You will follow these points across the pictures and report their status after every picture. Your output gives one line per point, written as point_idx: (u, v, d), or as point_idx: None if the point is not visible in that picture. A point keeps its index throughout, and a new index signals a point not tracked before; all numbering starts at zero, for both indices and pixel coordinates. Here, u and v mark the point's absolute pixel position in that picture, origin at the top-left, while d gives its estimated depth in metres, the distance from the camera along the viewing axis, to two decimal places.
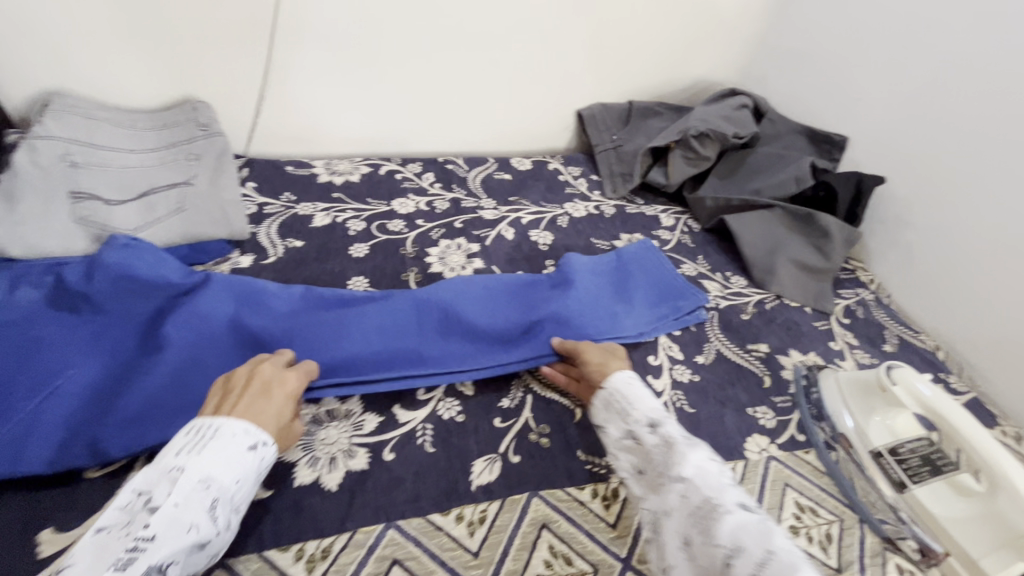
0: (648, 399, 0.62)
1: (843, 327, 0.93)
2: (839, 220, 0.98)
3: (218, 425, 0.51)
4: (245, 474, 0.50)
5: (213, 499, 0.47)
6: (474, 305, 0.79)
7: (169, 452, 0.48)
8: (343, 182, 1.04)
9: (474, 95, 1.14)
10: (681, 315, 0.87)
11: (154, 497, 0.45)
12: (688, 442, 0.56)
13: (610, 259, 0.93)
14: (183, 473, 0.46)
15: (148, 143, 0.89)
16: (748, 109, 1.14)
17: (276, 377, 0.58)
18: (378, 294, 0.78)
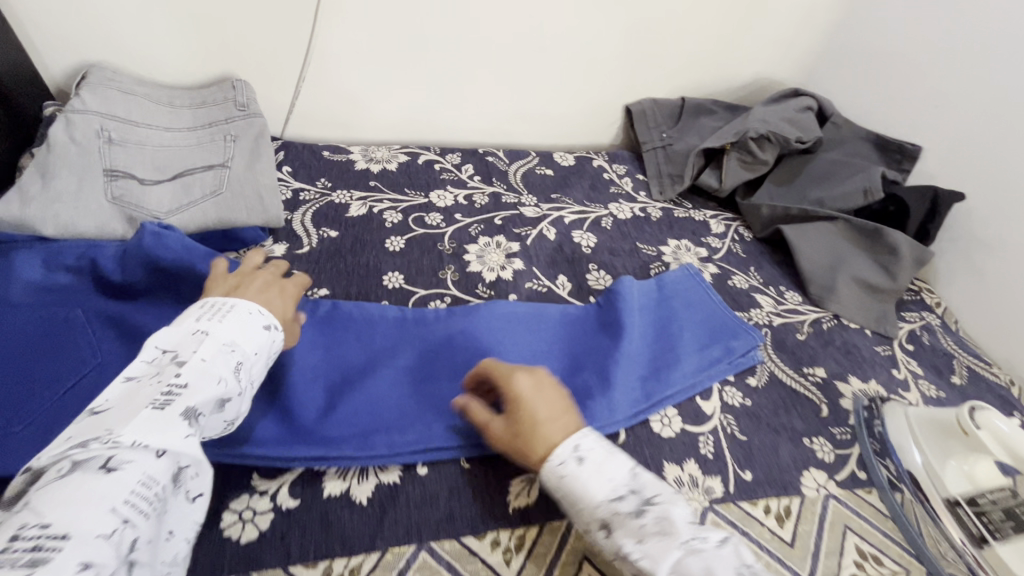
0: (593, 486, 0.49)
1: (907, 355, 0.86)
2: (910, 238, 0.90)
3: (232, 305, 0.54)
4: (262, 347, 0.53)
5: (237, 362, 0.50)
6: (509, 345, 0.72)
7: (189, 320, 0.51)
8: (380, 170, 1.01)
9: (519, 84, 1.08)
10: (735, 357, 0.78)
11: (182, 353, 0.47)
12: (653, 544, 0.45)
13: (656, 288, 0.85)
14: (210, 336, 0.49)
15: (184, 122, 0.87)
16: (812, 112, 1.06)
17: (277, 282, 0.62)
18: (411, 334, 0.71)
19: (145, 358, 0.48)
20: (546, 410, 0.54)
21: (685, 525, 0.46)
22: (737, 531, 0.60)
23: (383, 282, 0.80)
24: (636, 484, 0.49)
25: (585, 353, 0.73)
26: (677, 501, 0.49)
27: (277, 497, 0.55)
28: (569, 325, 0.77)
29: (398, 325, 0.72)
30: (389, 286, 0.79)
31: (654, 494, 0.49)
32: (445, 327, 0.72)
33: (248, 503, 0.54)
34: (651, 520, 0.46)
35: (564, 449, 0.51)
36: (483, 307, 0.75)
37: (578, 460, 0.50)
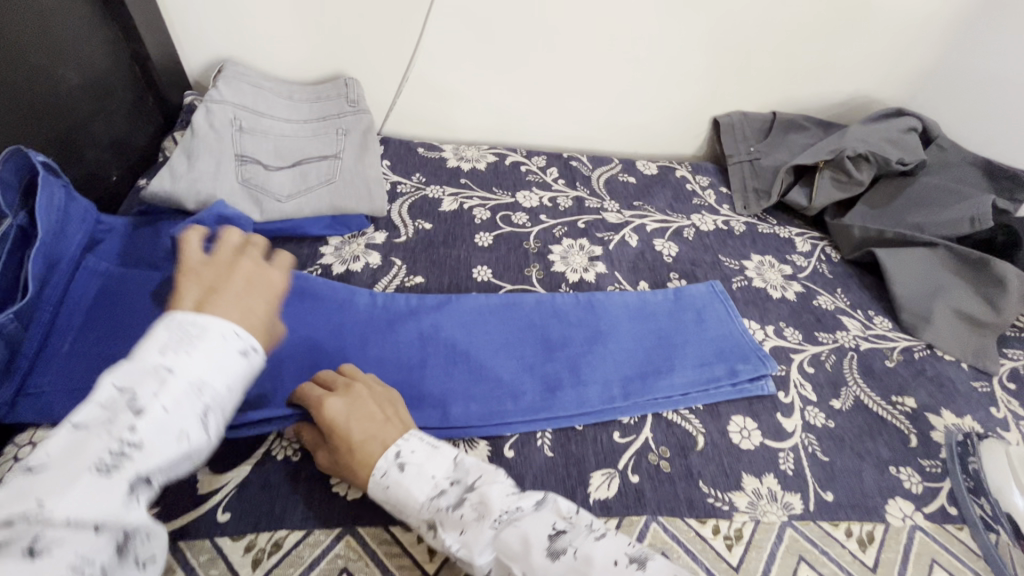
0: (416, 488, 0.51)
1: (1007, 393, 0.81)
2: (1020, 270, 0.86)
3: (206, 325, 0.46)
4: (236, 381, 0.46)
5: (205, 406, 0.43)
6: (482, 335, 0.74)
7: (153, 348, 0.43)
8: (470, 169, 1.06)
9: (609, 93, 1.11)
10: (739, 381, 0.74)
11: (137, 397, 0.40)
12: (471, 531, 0.48)
13: (667, 300, 0.84)
14: (174, 375, 0.42)
15: (302, 114, 0.95)
16: (916, 133, 1.02)
17: (258, 273, 0.55)
18: (427, 321, 0.74)
19: (95, 395, 0.40)
20: (360, 427, 0.54)
21: (499, 499, 0.50)
22: (816, 549, 0.60)
23: (473, 275, 0.84)
24: (458, 475, 0.52)
25: (560, 345, 0.75)
26: (496, 475, 0.53)
27: None
28: (544, 314, 0.78)
29: (425, 312, 0.75)
30: (479, 279, 0.84)
31: (475, 479, 0.52)
32: (424, 309, 0.75)
33: None
34: (468, 507, 0.50)
35: (384, 458, 0.52)
36: (457, 296, 0.78)
37: (400, 467, 0.52)
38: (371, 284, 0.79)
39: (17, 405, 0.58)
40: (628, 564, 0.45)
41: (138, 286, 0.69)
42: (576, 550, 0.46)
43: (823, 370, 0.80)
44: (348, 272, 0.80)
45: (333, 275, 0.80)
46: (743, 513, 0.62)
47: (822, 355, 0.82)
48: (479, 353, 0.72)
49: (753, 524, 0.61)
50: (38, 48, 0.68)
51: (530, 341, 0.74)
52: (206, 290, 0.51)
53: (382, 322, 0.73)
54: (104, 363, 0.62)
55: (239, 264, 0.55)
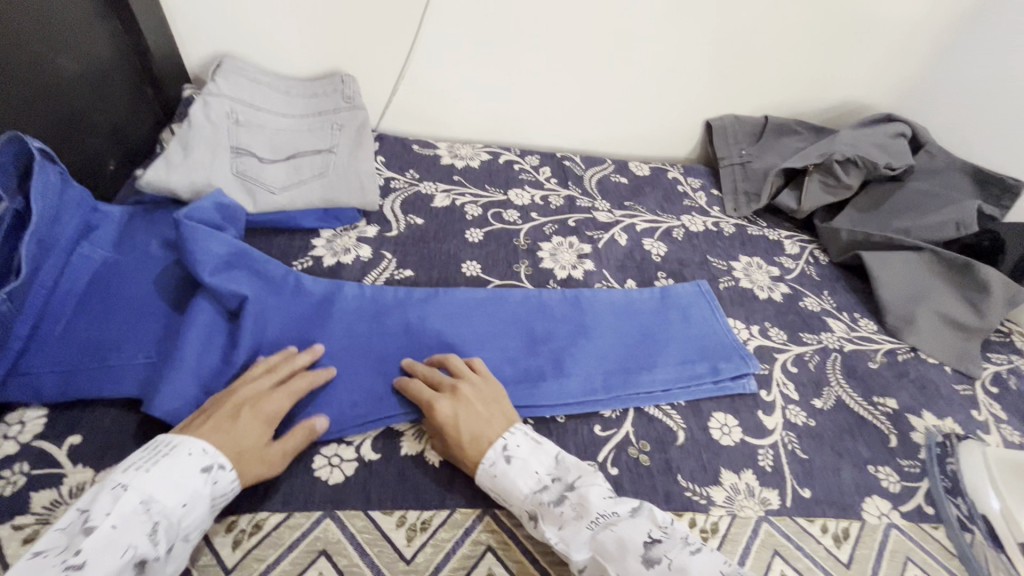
0: (520, 482, 0.56)
1: (988, 396, 0.82)
2: (1004, 275, 0.86)
3: (172, 446, 0.52)
4: (193, 496, 0.50)
5: (155, 521, 0.47)
6: (467, 326, 0.75)
7: (119, 470, 0.49)
8: (463, 166, 1.07)
9: (603, 94, 1.12)
10: (722, 379, 0.75)
11: (91, 516, 0.46)
12: (569, 527, 0.52)
13: (654, 298, 0.85)
14: (126, 491, 0.47)
15: (298, 109, 0.96)
16: (904, 138, 1.04)
17: (247, 399, 0.58)
18: (415, 311, 0.75)
19: (58, 527, 0.46)
20: (469, 427, 0.59)
21: (598, 502, 0.53)
22: (792, 544, 0.60)
23: (462, 270, 0.85)
24: (559, 474, 0.57)
25: (544, 338, 0.76)
26: (596, 479, 0.56)
27: (361, 449, 0.61)
28: (529, 308, 0.79)
29: (414, 302, 0.76)
30: (467, 274, 0.85)
31: (575, 479, 0.56)
32: (410, 298, 0.76)
33: (335, 452, 0.61)
34: (569, 505, 0.54)
35: (494, 453, 0.57)
36: (444, 287, 0.79)
37: (507, 460, 0.57)
38: (361, 276, 0.80)
39: (8, 383, 0.59)
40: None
41: (132, 273, 0.70)
42: (670, 560, 0.48)
43: (806, 370, 0.80)
44: (338, 264, 0.81)
45: (324, 266, 0.81)
46: (720, 508, 0.62)
47: (806, 355, 0.83)
48: (463, 343, 0.73)
49: (729, 518, 0.61)
50: (39, 37, 0.70)
51: (513, 333, 0.76)
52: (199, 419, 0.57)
53: (369, 312, 0.74)
54: (96, 347, 0.63)
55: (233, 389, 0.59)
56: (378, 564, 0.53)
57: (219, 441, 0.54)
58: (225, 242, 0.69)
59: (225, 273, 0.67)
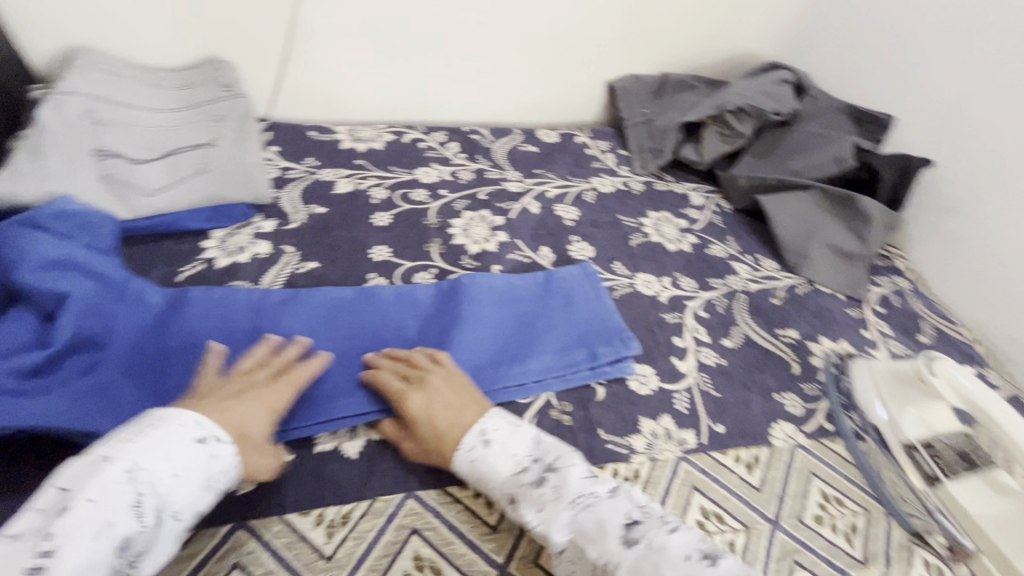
0: (499, 465, 0.55)
1: (877, 316, 0.89)
2: (881, 204, 0.94)
3: (159, 415, 0.49)
4: (184, 465, 0.47)
5: (137, 497, 0.43)
6: (348, 330, 0.70)
7: (99, 445, 0.45)
8: (366, 149, 1.02)
9: (503, 63, 1.10)
10: (600, 364, 0.73)
11: (70, 497, 0.41)
12: (549, 509, 0.52)
13: (536, 283, 0.81)
14: (106, 464, 0.44)
15: (171, 102, 0.88)
16: (789, 84, 1.10)
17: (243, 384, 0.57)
18: (297, 318, 0.70)
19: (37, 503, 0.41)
20: (444, 416, 0.59)
21: (576, 483, 0.53)
22: (708, 478, 0.64)
23: (370, 256, 0.82)
24: (541, 457, 0.56)
25: (413, 336, 0.71)
26: (575, 458, 0.56)
27: None
28: (400, 307, 0.74)
29: (297, 308, 0.71)
30: (376, 259, 0.82)
31: (554, 459, 0.55)
32: (268, 312, 0.69)
33: None
34: (549, 487, 0.53)
35: (469, 437, 0.57)
36: (308, 293, 0.73)
37: (485, 443, 0.56)
38: (259, 275, 0.75)
39: None
40: (701, 558, 0.47)
41: None
42: (651, 541, 0.48)
43: (715, 313, 0.84)
44: (233, 264, 0.76)
45: (218, 269, 0.75)
46: (640, 454, 0.64)
47: (715, 299, 0.86)
48: (321, 353, 0.67)
49: (650, 462, 0.64)
50: None
51: (382, 337, 0.70)
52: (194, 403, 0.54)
53: (268, 313, 0.69)
54: None
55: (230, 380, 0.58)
56: (296, 566, 0.51)
57: (219, 417, 0.51)
58: (49, 242, 0.64)
59: (48, 272, 0.62)
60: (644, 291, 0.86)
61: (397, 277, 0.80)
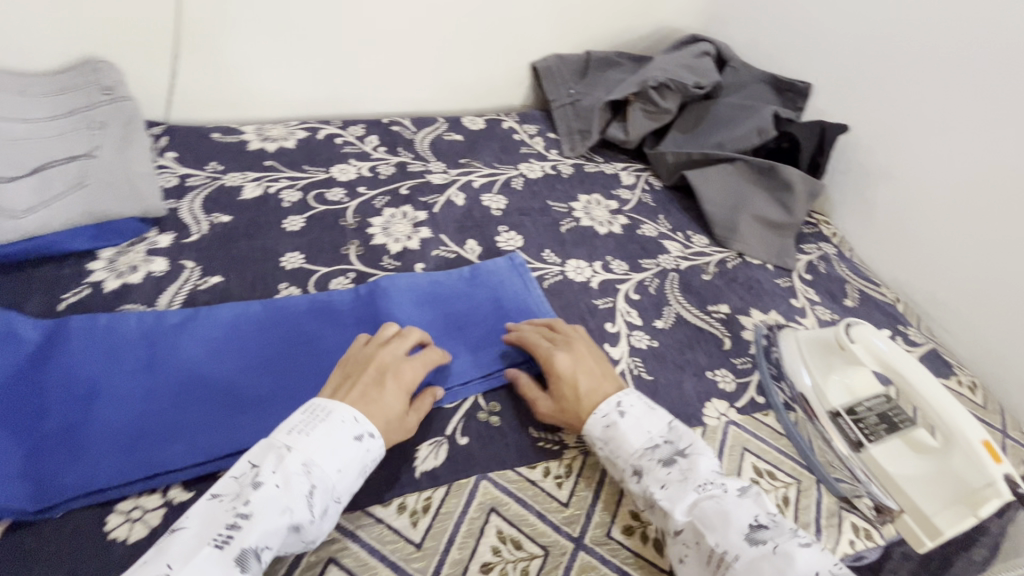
0: (632, 437, 0.57)
1: (804, 283, 0.91)
2: (802, 172, 0.95)
3: (329, 411, 0.52)
4: (347, 462, 0.50)
5: (310, 487, 0.48)
6: (255, 348, 0.64)
7: (282, 432, 0.51)
8: (277, 148, 0.96)
9: (419, 49, 1.05)
10: (530, 358, 0.70)
11: (262, 474, 0.47)
12: (674, 489, 0.53)
13: (461, 279, 0.78)
14: (290, 452, 0.49)
15: (42, 110, 0.78)
16: (709, 57, 1.09)
17: (392, 367, 0.58)
18: (196, 342, 0.64)
19: (234, 471, 0.49)
20: (586, 381, 0.62)
21: (707, 472, 0.54)
22: None
23: (281, 264, 0.77)
24: (673, 441, 0.57)
25: (328, 348, 0.66)
26: (707, 450, 0.56)
27: (168, 491, 0.54)
28: (312, 317, 0.69)
29: (196, 331, 0.65)
30: (288, 267, 0.77)
31: (687, 445, 0.56)
32: (163, 337, 0.63)
33: (135, 503, 0.52)
34: (677, 469, 0.54)
35: (606, 406, 0.59)
36: (207, 311, 0.67)
37: (621, 413, 0.59)
38: (154, 296, 0.69)
39: None
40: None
41: None
42: (776, 546, 0.47)
43: (647, 295, 0.83)
44: (123, 286, 0.70)
45: (106, 292, 0.69)
46: (573, 448, 0.62)
47: (646, 280, 0.85)
48: (224, 376, 0.61)
49: (582, 456, 0.62)
50: None
51: (292, 351, 0.65)
52: (342, 381, 0.57)
53: (163, 338, 0.63)
54: None
55: (375, 356, 0.59)
56: None
57: (370, 411, 0.54)
58: None
59: None
60: (575, 277, 0.84)
61: (312, 285, 0.75)
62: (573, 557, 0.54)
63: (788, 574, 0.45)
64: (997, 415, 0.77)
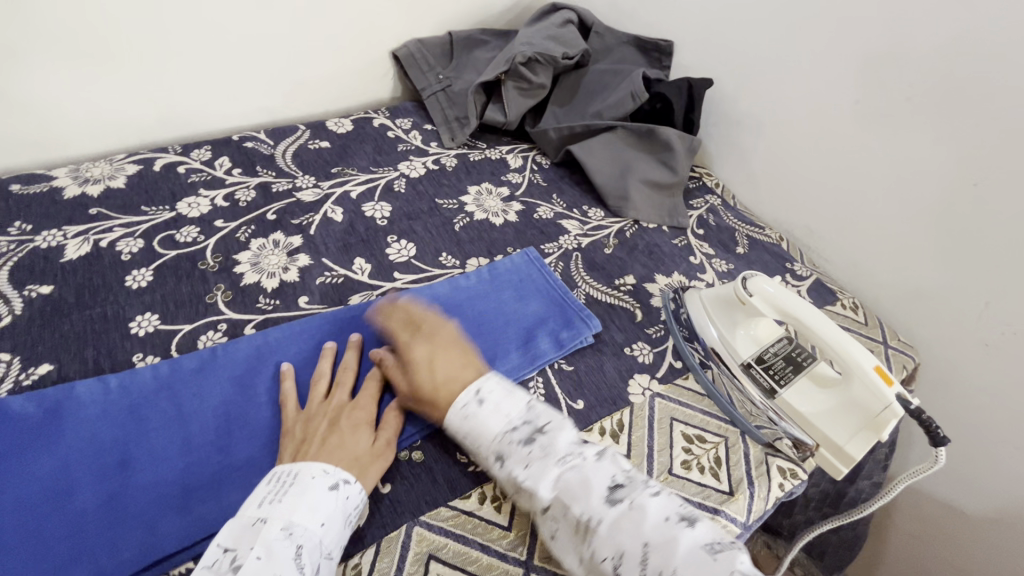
0: (490, 422, 0.54)
1: (698, 238, 0.93)
2: (678, 131, 0.96)
3: (295, 474, 0.50)
4: (329, 514, 0.47)
5: (297, 548, 0.44)
6: (137, 437, 0.56)
7: (251, 506, 0.47)
8: (102, 191, 0.80)
9: (257, 51, 0.93)
10: None
11: (240, 555, 0.43)
12: (536, 466, 0.51)
13: (368, 317, 0.70)
14: (266, 523, 0.45)
15: None
16: (573, 25, 1.08)
17: (342, 412, 0.58)
18: (61, 445, 0.55)
19: (203, 565, 0.43)
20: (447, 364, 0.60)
21: (564, 444, 0.52)
22: None
23: (130, 331, 0.65)
24: (532, 417, 0.54)
25: (226, 422, 0.58)
26: (567, 424, 0.54)
27: None
28: (240, 378, 0.62)
29: (56, 432, 0.56)
30: (141, 333, 0.65)
31: (546, 423, 0.54)
32: (100, 415, 0.57)
33: None
34: (537, 446, 0.52)
35: (465, 395, 0.56)
36: (111, 395, 0.59)
37: (479, 401, 0.55)
38: None
39: None
40: (678, 519, 0.47)
41: None
42: (631, 501, 0.48)
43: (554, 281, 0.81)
44: None
45: None
46: None
47: (550, 265, 0.83)
48: (102, 477, 0.53)
49: None
50: None
51: (183, 431, 0.57)
52: (303, 442, 0.55)
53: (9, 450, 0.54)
54: None
55: (330, 402, 0.59)
56: None
57: (334, 457, 0.52)
58: None
59: None
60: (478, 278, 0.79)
61: (178, 347, 0.64)
62: None
63: (642, 527, 0.46)
64: (877, 328, 0.85)
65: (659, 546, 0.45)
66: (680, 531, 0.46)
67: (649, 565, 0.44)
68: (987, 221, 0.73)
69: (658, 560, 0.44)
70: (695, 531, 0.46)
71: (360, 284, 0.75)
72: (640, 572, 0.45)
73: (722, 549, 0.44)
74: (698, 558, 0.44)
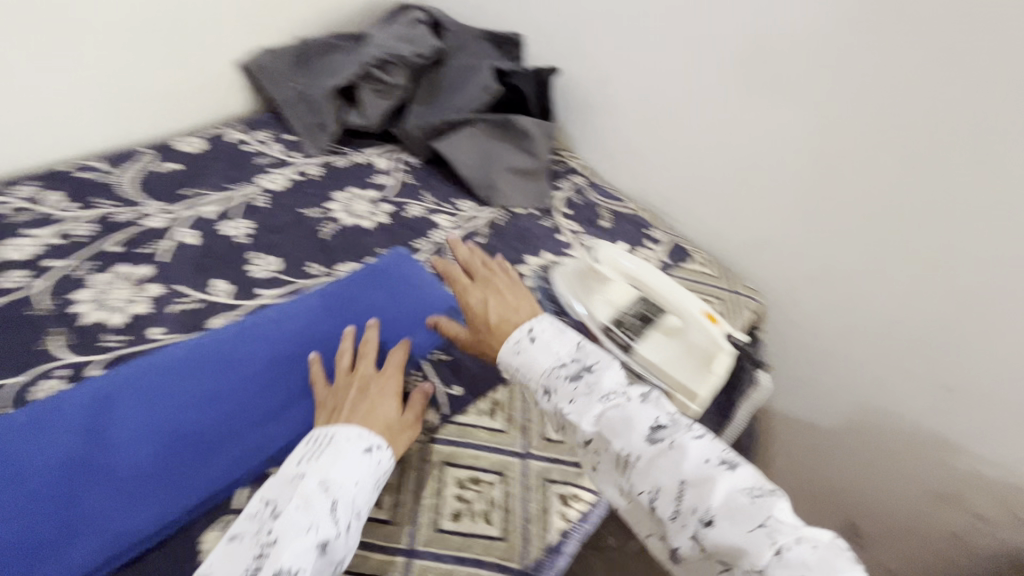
0: (539, 359, 0.55)
1: (566, 218, 0.99)
2: (534, 118, 1.01)
3: (331, 435, 0.53)
4: (362, 475, 0.51)
5: (333, 502, 0.48)
6: None
7: (292, 463, 0.52)
8: None
9: (79, 73, 0.86)
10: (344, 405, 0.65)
11: (278, 506, 0.48)
12: (581, 402, 0.51)
13: (232, 340, 0.67)
14: (304, 478, 0.49)
15: None
16: (424, 24, 1.10)
17: (371, 381, 0.60)
18: None
19: (248, 514, 0.49)
20: (497, 311, 0.61)
21: (610, 381, 0.52)
22: (456, 447, 0.62)
23: None
24: (581, 357, 0.54)
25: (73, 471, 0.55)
26: (615, 363, 0.54)
27: None
28: (86, 422, 0.58)
29: None
30: None
31: (595, 361, 0.54)
32: None
33: None
34: (583, 383, 0.52)
35: (519, 333, 0.57)
36: None
37: (531, 339, 0.56)
38: None
39: None
40: (719, 463, 0.45)
41: None
42: (673, 441, 0.47)
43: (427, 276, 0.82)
44: None
45: None
46: None
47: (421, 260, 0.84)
48: None
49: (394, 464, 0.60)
50: None
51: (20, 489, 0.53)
52: (332, 412, 0.58)
53: None
54: None
55: (357, 374, 0.62)
56: None
57: (365, 422, 0.55)
58: None
59: None
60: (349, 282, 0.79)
61: (1, 403, 0.58)
62: (405, 570, 0.53)
63: (681, 467, 0.46)
64: (726, 279, 0.95)
65: (696, 488, 0.44)
66: (720, 474, 0.45)
67: (685, 502, 0.45)
68: (794, 170, 0.85)
69: (694, 500, 0.44)
70: (738, 475, 0.45)
71: (220, 306, 0.72)
72: (674, 509, 0.45)
73: (764, 494, 0.43)
74: (737, 502, 0.43)
